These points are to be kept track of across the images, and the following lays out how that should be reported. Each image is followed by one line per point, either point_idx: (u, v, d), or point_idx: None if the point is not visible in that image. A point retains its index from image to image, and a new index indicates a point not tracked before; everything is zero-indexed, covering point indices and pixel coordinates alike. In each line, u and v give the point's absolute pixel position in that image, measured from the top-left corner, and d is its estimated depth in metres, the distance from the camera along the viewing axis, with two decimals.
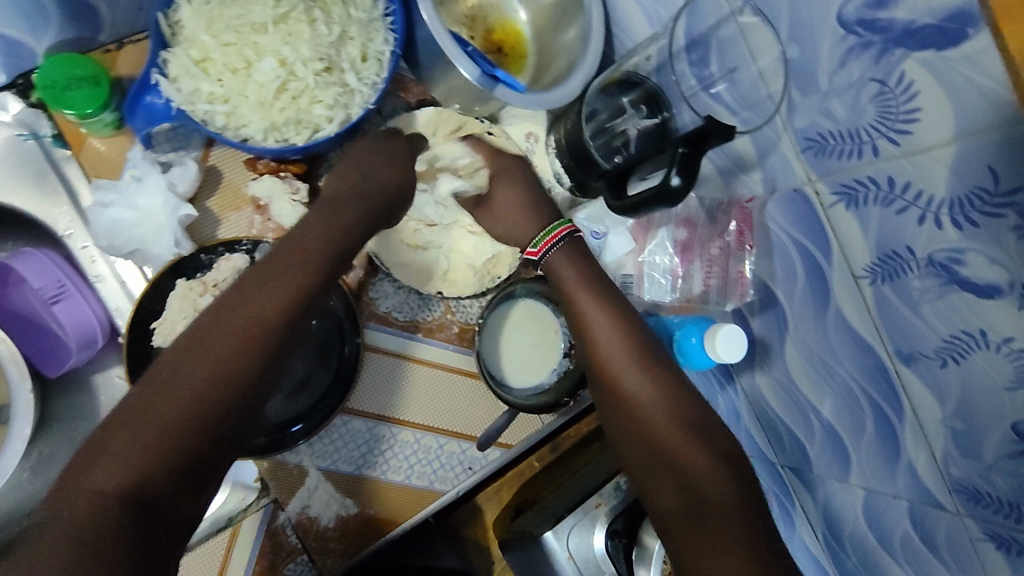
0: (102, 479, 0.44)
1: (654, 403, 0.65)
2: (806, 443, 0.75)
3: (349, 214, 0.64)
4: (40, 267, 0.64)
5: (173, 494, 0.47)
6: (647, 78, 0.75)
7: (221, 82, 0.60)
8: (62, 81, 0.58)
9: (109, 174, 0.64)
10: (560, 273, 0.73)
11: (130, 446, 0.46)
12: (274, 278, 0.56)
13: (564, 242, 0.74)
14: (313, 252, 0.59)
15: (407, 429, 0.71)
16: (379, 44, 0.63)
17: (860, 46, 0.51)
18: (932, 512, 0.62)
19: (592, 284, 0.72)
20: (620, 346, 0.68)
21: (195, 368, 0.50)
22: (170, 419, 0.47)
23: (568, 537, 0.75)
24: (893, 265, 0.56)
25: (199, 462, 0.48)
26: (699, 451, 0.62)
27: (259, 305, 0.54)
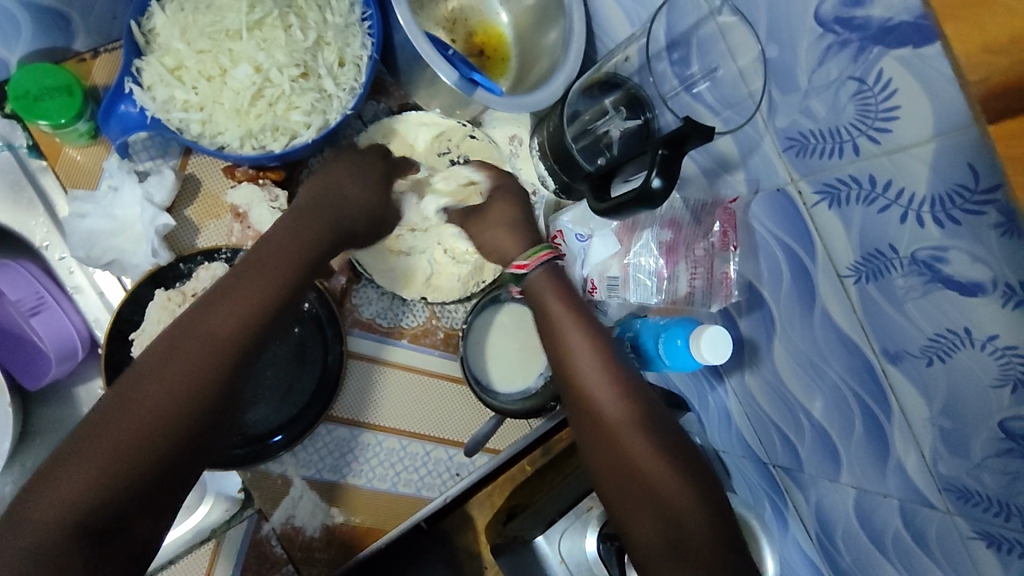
0: (53, 505, 0.44)
1: (631, 428, 0.62)
2: (796, 444, 0.75)
3: (315, 228, 0.63)
4: (17, 280, 0.63)
5: (131, 518, 0.46)
6: (629, 79, 0.74)
7: (197, 89, 0.59)
8: (35, 91, 0.57)
9: (85, 184, 0.63)
10: (540, 293, 0.69)
11: (82, 470, 0.45)
12: (235, 294, 0.55)
13: (545, 263, 0.69)
14: (276, 269, 0.58)
15: (393, 436, 0.71)
16: (357, 49, 0.62)
17: (838, 44, 0.51)
18: (922, 511, 0.61)
19: (570, 304, 0.68)
20: (597, 368, 0.65)
21: (156, 386, 0.49)
22: (128, 439, 0.47)
23: (560, 541, 0.75)
24: (876, 264, 0.55)
25: (159, 483, 0.48)
26: (676, 478, 0.59)
27: (220, 324, 0.53)
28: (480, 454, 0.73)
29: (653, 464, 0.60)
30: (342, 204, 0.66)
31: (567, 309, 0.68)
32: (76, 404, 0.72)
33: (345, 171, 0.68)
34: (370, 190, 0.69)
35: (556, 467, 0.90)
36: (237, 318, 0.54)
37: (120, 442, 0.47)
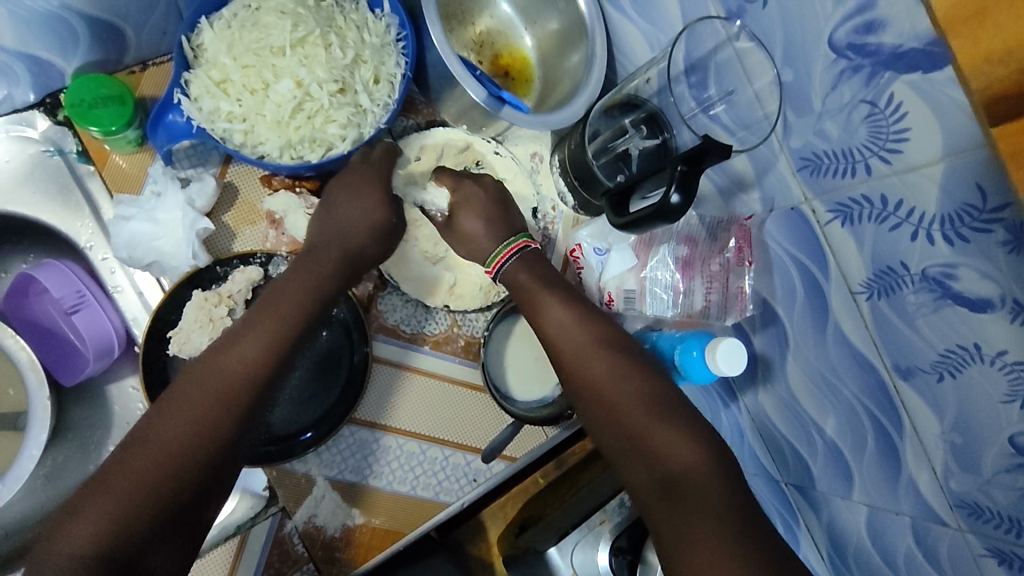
0: (76, 541, 0.43)
1: (621, 387, 0.62)
2: (808, 460, 0.76)
3: (333, 260, 0.62)
4: (62, 279, 0.65)
5: (149, 554, 0.45)
6: (648, 100, 0.77)
7: (241, 101, 0.63)
8: (89, 100, 0.61)
9: (130, 189, 0.66)
10: (513, 279, 0.70)
11: (97, 515, 0.44)
12: (251, 332, 0.55)
13: (518, 253, 0.70)
14: (297, 305, 0.58)
15: (413, 440, 0.72)
16: (391, 68, 0.66)
17: (851, 69, 0.54)
18: (934, 528, 0.62)
19: (548, 279, 0.69)
20: (581, 335, 0.65)
21: (174, 425, 0.49)
22: (150, 476, 0.47)
23: (572, 554, 0.76)
24: (888, 280, 0.57)
25: (171, 527, 0.47)
26: (668, 429, 0.58)
27: (230, 368, 0.52)
28: (497, 461, 0.75)
29: (634, 414, 0.60)
30: (353, 236, 0.63)
31: (542, 285, 0.69)
32: (107, 402, 0.74)
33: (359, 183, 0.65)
34: (380, 207, 0.65)
35: (569, 481, 0.92)
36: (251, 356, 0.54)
37: (137, 482, 0.46)
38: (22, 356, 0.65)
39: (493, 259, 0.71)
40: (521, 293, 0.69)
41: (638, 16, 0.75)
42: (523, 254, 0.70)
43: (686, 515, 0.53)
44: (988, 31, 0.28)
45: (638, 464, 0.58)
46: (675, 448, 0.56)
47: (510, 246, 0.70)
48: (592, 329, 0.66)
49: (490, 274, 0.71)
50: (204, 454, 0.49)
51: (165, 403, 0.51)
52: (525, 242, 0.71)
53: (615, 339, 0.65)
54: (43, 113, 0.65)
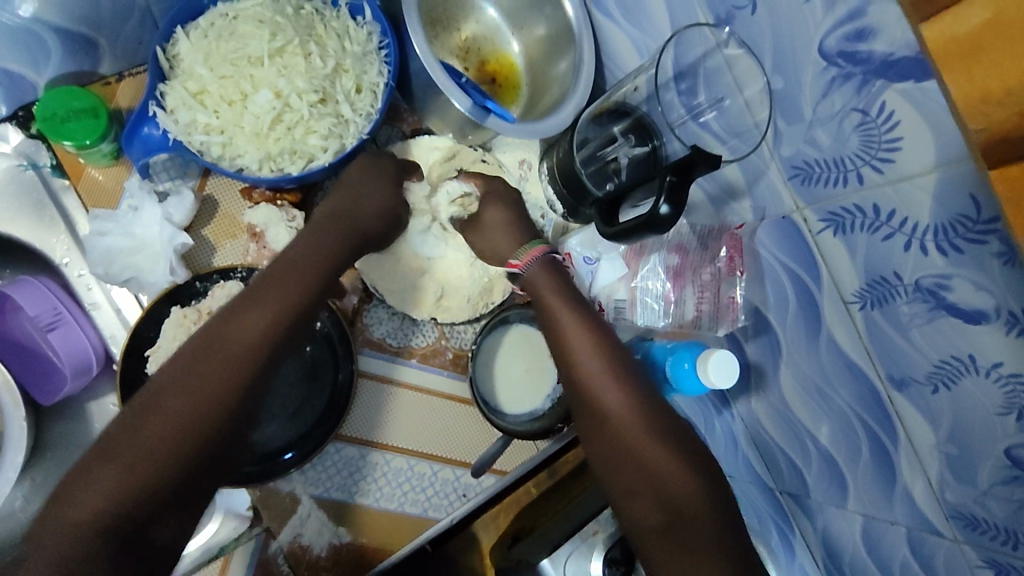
0: (82, 510, 0.45)
1: (630, 410, 0.64)
2: (802, 469, 0.75)
3: (335, 239, 0.65)
4: (38, 296, 0.64)
5: (154, 523, 0.48)
6: (637, 108, 0.76)
7: (218, 113, 0.61)
8: (62, 113, 0.59)
9: (107, 204, 0.65)
10: (535, 287, 0.72)
11: (114, 476, 0.47)
12: (259, 303, 0.57)
13: (538, 260, 0.72)
14: (302, 280, 0.60)
15: (401, 455, 0.71)
16: (374, 76, 0.64)
17: (842, 77, 0.53)
18: (929, 538, 0.61)
19: (566, 295, 0.71)
20: (594, 360, 0.66)
21: (177, 399, 0.51)
22: (161, 437, 0.49)
23: (565, 564, 0.76)
24: (881, 290, 0.56)
25: (179, 490, 0.49)
26: (671, 459, 0.61)
27: (239, 335, 0.55)
28: (487, 475, 0.73)
29: (641, 444, 0.62)
30: (356, 216, 0.67)
31: (560, 303, 0.70)
32: (86, 420, 0.72)
33: (362, 177, 0.69)
34: (376, 208, 0.69)
35: (561, 491, 0.91)
36: (259, 325, 0.56)
37: (141, 453, 0.48)
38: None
39: (521, 255, 0.73)
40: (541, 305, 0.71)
41: (626, 22, 0.74)
42: (546, 258, 0.73)
43: (681, 546, 0.58)
44: (984, 68, 0.27)
45: (643, 493, 0.60)
46: (676, 476, 0.60)
47: (532, 249, 0.73)
48: (602, 350, 0.67)
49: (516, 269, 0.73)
50: (214, 419, 0.51)
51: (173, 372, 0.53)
52: (547, 248, 0.74)
53: (626, 359, 0.67)
54: (15, 126, 0.63)
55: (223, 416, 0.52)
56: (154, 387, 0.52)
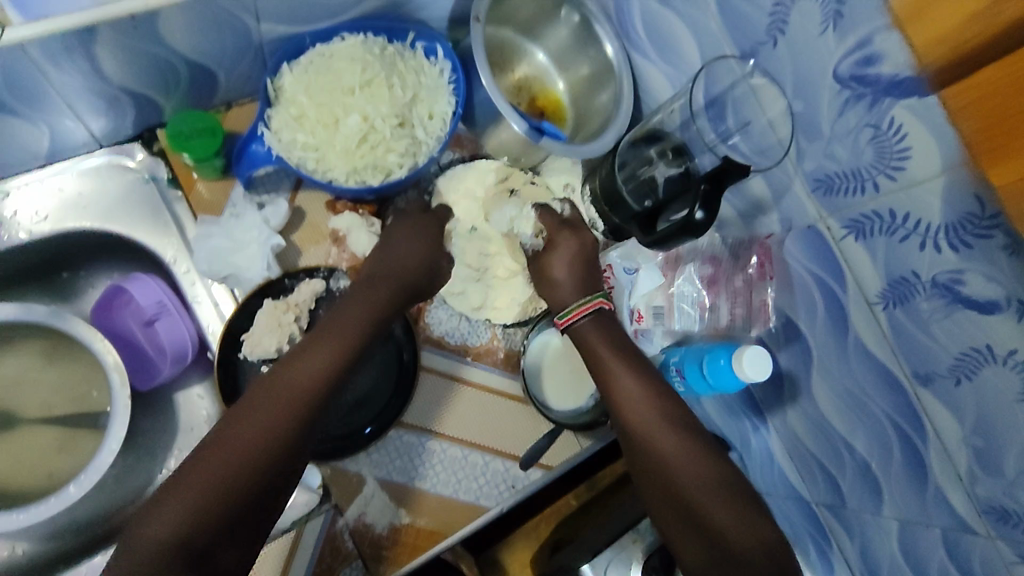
0: (159, 530, 0.50)
1: (681, 453, 0.65)
2: (838, 477, 0.82)
3: (386, 295, 0.71)
4: (146, 289, 0.74)
5: (220, 549, 0.52)
6: (671, 134, 0.84)
7: (314, 133, 0.71)
8: (187, 131, 0.69)
9: (212, 211, 0.75)
10: (586, 341, 0.74)
11: (187, 500, 0.51)
12: (317, 349, 0.63)
13: (591, 312, 0.75)
14: (350, 329, 0.66)
15: (455, 444, 0.77)
16: (444, 106, 0.75)
17: (855, 97, 0.62)
18: (965, 538, 0.66)
19: (620, 346, 0.73)
20: (656, 416, 0.68)
21: (244, 428, 0.56)
22: (228, 464, 0.54)
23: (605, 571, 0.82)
24: (902, 289, 0.63)
25: (245, 516, 0.53)
26: (721, 501, 0.61)
27: (299, 375, 0.60)
28: (534, 469, 0.79)
29: (691, 485, 0.63)
30: (404, 272, 0.73)
31: (615, 353, 0.72)
32: (175, 409, 0.80)
33: (404, 237, 0.76)
34: (415, 265, 0.74)
35: (598, 504, 0.96)
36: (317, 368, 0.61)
37: (214, 476, 0.53)
38: (111, 358, 0.71)
39: (565, 314, 0.76)
40: (594, 359, 0.73)
41: (660, 60, 0.83)
42: (595, 315, 0.75)
43: None
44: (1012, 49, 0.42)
45: (690, 533, 0.61)
46: (719, 513, 0.60)
47: (582, 305, 0.75)
48: (659, 405, 0.69)
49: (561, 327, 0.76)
50: (275, 450, 0.56)
51: (239, 410, 0.57)
52: (597, 304, 0.76)
53: (676, 406, 0.69)
54: (141, 145, 0.74)
55: (285, 449, 0.56)
56: (224, 425, 0.57)
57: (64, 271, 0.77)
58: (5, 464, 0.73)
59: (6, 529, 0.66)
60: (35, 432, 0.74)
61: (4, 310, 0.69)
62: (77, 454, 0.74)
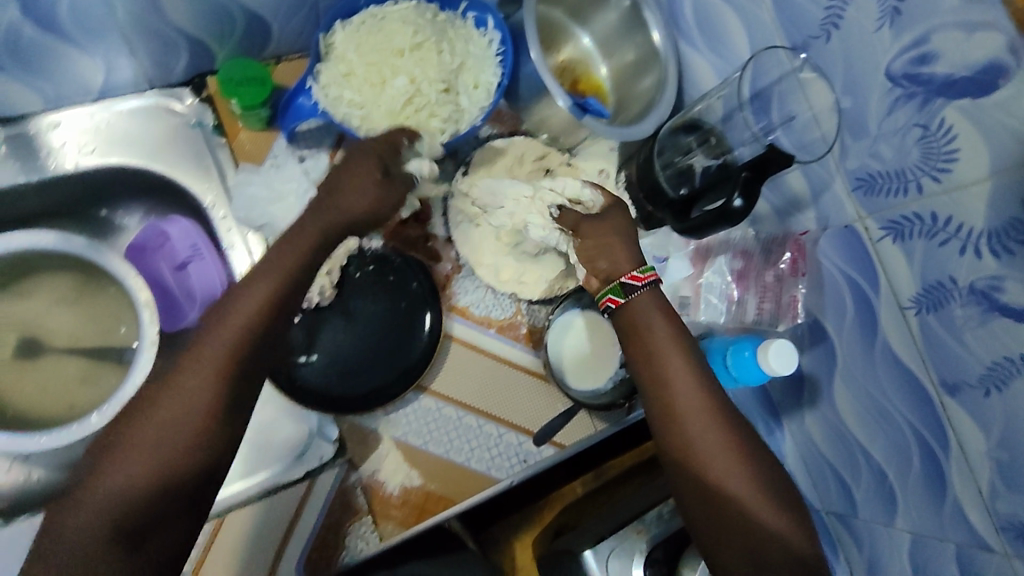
0: (81, 522, 0.48)
1: (728, 447, 0.60)
2: (852, 486, 0.82)
3: (320, 242, 0.62)
4: (182, 231, 0.75)
5: (154, 528, 0.50)
6: (712, 125, 0.84)
7: (361, 92, 0.72)
8: (238, 78, 0.70)
9: (252, 160, 0.75)
10: (636, 311, 0.67)
11: (110, 488, 0.49)
12: (231, 309, 0.56)
13: (652, 284, 0.68)
14: (275, 283, 0.58)
15: (471, 414, 0.77)
16: (489, 76, 0.75)
17: (906, 96, 0.61)
18: (979, 555, 0.65)
19: (671, 320, 0.67)
20: (705, 404, 0.62)
21: (164, 408, 0.52)
22: (152, 448, 0.50)
23: (607, 560, 0.75)
24: (937, 295, 0.63)
25: (178, 496, 0.51)
26: (767, 504, 0.58)
27: (217, 341, 0.54)
28: (547, 446, 0.79)
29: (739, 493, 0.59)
30: (347, 216, 0.64)
31: (669, 328, 0.66)
32: None
33: (351, 175, 0.64)
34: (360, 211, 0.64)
35: (604, 493, 0.96)
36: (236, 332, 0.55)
37: (134, 462, 0.50)
38: None
39: (646, 271, 0.68)
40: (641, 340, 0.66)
41: (707, 51, 0.83)
42: (654, 287, 0.68)
43: None
44: None
45: (728, 534, 0.58)
46: (764, 515, 0.58)
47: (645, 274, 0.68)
48: (708, 390, 0.63)
49: (637, 283, 0.67)
50: (200, 427, 0.52)
51: (159, 388, 0.53)
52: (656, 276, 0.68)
53: (717, 390, 0.64)
54: (191, 91, 0.75)
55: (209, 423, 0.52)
56: (146, 405, 0.53)
57: (101, 209, 0.76)
58: (27, 392, 0.73)
59: (28, 449, 0.68)
60: (59, 362, 0.75)
61: (42, 236, 0.72)
62: (98, 389, 0.75)
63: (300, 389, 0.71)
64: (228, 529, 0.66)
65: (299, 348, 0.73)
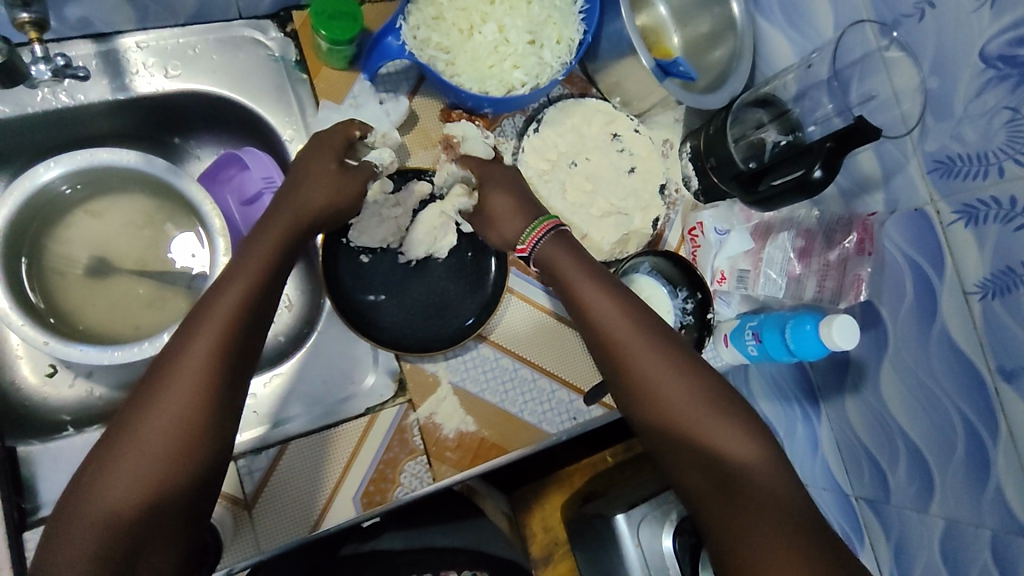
0: (93, 513, 0.47)
1: (665, 376, 0.59)
2: (887, 472, 0.83)
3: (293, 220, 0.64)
4: (258, 161, 0.75)
5: (165, 516, 0.49)
6: (785, 102, 0.84)
7: (449, 36, 0.73)
8: (329, 11, 0.69)
9: (333, 97, 0.75)
10: (551, 258, 0.68)
11: (116, 481, 0.48)
12: (225, 290, 0.56)
13: (548, 234, 0.69)
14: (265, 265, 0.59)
15: (527, 366, 0.78)
16: (572, 33, 0.75)
17: (998, 78, 0.61)
18: (1016, 542, 0.67)
19: (584, 260, 0.67)
20: (637, 335, 0.62)
21: (167, 396, 0.50)
22: (158, 434, 0.49)
23: (639, 526, 0.77)
24: (1005, 280, 0.64)
25: (189, 481, 0.50)
26: (720, 422, 0.57)
27: (214, 322, 0.54)
28: (597, 406, 0.79)
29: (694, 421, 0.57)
30: (317, 204, 0.66)
31: (585, 271, 0.66)
32: None
33: (312, 169, 0.67)
34: (320, 204, 0.66)
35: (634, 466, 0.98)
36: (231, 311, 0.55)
37: (140, 451, 0.49)
38: (217, 222, 0.71)
39: (527, 237, 0.70)
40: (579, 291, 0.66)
41: (788, 26, 0.83)
42: (558, 233, 0.69)
43: (746, 514, 0.52)
44: None
45: (692, 463, 0.57)
46: (722, 437, 0.56)
47: (542, 225, 0.70)
48: (639, 323, 0.63)
49: (523, 253, 0.70)
50: (207, 411, 0.51)
51: (153, 377, 0.52)
52: (554, 224, 0.70)
53: (649, 319, 0.64)
54: (275, 24, 0.76)
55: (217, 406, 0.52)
56: (139, 395, 0.51)
57: (175, 137, 0.80)
58: (97, 309, 0.75)
59: (100, 363, 0.67)
60: (129, 284, 0.76)
61: (123, 156, 0.69)
62: (164, 312, 0.76)
63: (370, 326, 0.73)
64: (291, 455, 0.69)
65: (368, 287, 0.74)
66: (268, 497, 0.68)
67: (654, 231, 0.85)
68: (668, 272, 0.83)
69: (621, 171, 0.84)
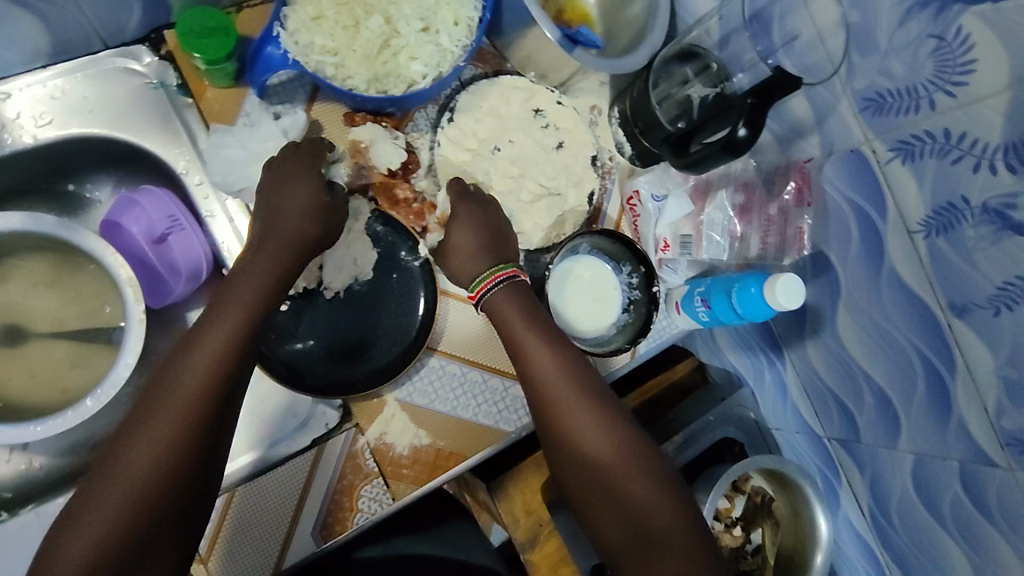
0: (77, 545, 0.50)
1: (591, 429, 0.64)
2: (854, 412, 0.81)
3: (281, 251, 0.65)
4: (158, 202, 0.69)
5: (153, 545, 0.52)
6: (709, 52, 0.80)
7: (333, 36, 0.67)
8: (198, 30, 0.63)
9: (223, 119, 0.70)
10: (495, 305, 0.70)
11: (101, 514, 0.51)
12: (213, 325, 0.59)
13: (501, 281, 0.70)
14: (250, 292, 0.62)
15: (475, 369, 0.76)
16: (470, 11, 0.69)
17: (920, 5, 0.57)
18: (984, 470, 0.66)
19: (528, 311, 0.70)
20: (568, 390, 0.66)
21: (150, 433, 0.54)
22: (146, 468, 0.52)
23: None
24: (947, 216, 0.61)
25: (172, 512, 0.53)
26: (637, 476, 0.63)
27: (196, 362, 0.57)
28: None
29: (633, 490, 0.63)
30: (299, 234, 0.65)
31: (527, 320, 0.69)
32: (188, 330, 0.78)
33: (284, 194, 0.66)
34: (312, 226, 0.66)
35: None
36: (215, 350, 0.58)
37: (127, 486, 0.52)
38: (123, 272, 0.67)
39: (478, 285, 0.71)
40: (507, 331, 0.69)
41: None
42: (508, 283, 0.71)
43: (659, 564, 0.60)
44: None
45: (608, 513, 0.63)
46: (637, 490, 0.63)
47: (494, 275, 0.70)
48: (569, 375, 0.67)
49: (474, 300, 0.71)
50: (193, 445, 0.54)
51: (140, 417, 0.54)
52: (508, 274, 0.71)
53: (581, 368, 0.68)
54: (149, 49, 0.70)
55: (202, 440, 0.55)
56: (125, 433, 0.54)
57: (68, 184, 0.74)
58: (17, 379, 0.71)
59: (25, 441, 0.64)
60: (48, 347, 0.72)
61: (10, 220, 0.65)
62: (91, 371, 0.73)
63: (302, 374, 0.70)
64: (242, 500, 0.67)
65: (292, 335, 0.71)
66: (223, 548, 0.66)
67: (591, 206, 0.80)
68: (607, 250, 0.81)
69: (548, 149, 0.79)
